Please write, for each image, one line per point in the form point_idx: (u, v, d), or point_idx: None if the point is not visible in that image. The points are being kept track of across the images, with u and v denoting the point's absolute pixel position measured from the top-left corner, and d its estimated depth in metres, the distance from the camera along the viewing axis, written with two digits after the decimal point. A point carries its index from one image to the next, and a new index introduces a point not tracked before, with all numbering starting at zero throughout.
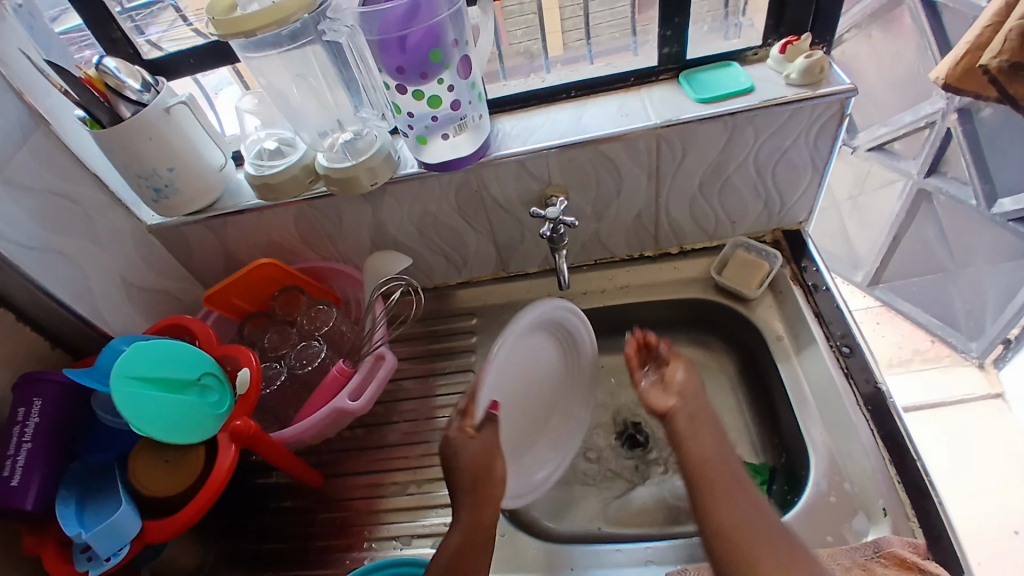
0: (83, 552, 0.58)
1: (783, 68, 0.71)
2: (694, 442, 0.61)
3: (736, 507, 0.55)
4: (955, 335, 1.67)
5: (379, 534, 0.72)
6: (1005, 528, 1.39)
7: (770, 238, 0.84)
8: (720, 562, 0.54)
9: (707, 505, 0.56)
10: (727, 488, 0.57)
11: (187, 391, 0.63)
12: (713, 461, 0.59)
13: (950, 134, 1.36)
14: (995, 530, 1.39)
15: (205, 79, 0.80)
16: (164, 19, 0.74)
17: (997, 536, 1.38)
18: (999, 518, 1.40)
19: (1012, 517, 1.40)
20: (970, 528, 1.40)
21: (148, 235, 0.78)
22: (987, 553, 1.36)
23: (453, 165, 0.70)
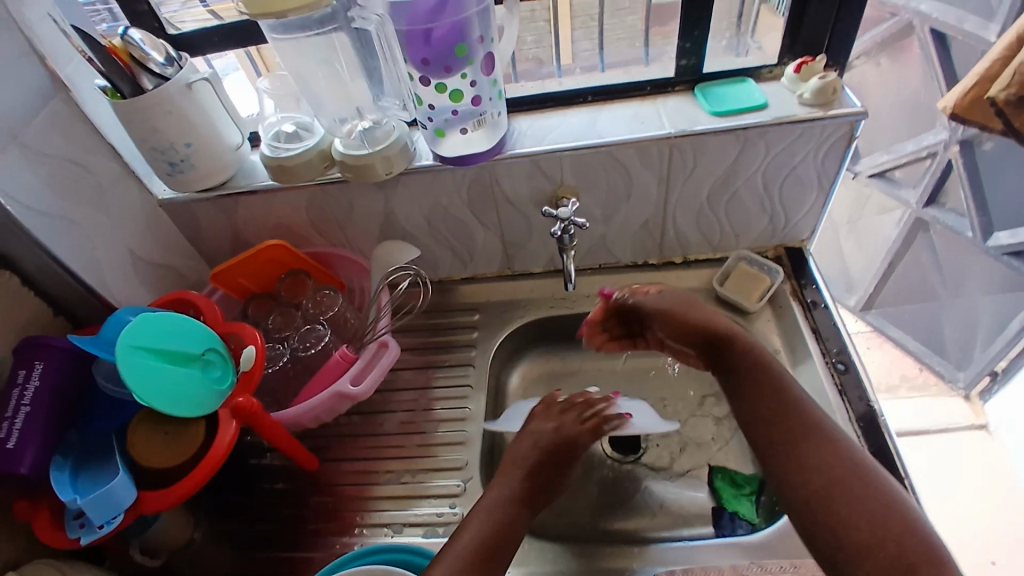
0: (76, 518, 0.58)
1: (797, 87, 0.73)
2: (766, 397, 0.61)
3: (830, 458, 0.56)
4: (943, 364, 1.70)
5: (370, 520, 0.72)
6: (982, 557, 1.41)
7: (772, 254, 0.86)
8: (836, 521, 0.53)
9: (801, 461, 0.57)
10: (808, 444, 0.57)
11: (190, 364, 0.63)
12: (790, 416, 0.59)
13: (951, 166, 1.39)
14: (972, 559, 1.41)
15: (214, 62, 0.81)
16: None
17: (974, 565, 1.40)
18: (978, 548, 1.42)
19: (991, 548, 1.42)
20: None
21: (158, 210, 0.79)
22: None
23: (468, 160, 0.71)
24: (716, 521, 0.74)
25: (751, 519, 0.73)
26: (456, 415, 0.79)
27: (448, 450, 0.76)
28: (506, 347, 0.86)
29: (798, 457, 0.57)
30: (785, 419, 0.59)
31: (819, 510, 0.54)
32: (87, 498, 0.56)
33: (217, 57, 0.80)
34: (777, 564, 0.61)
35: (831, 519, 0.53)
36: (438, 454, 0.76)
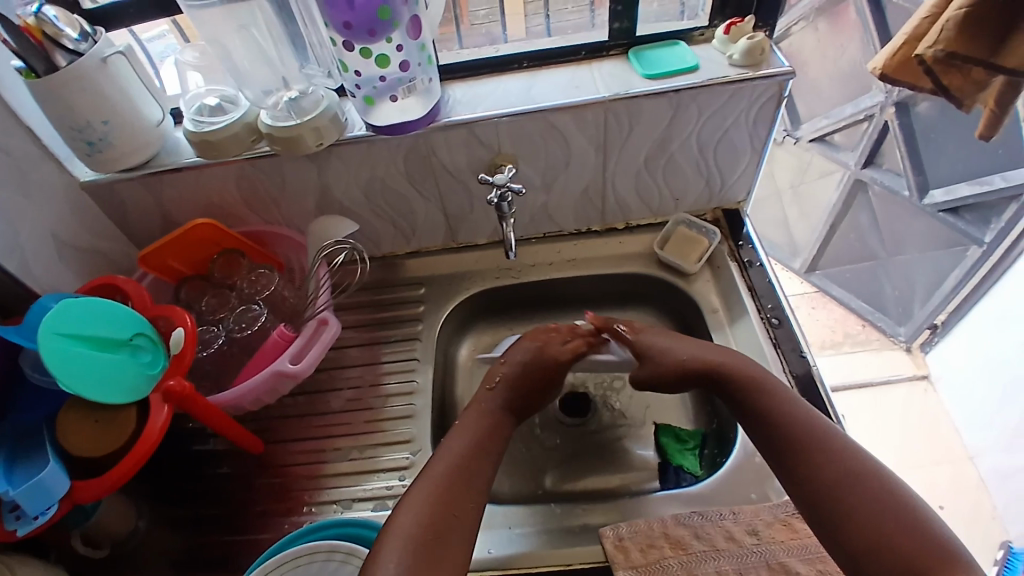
0: (11, 511, 0.56)
1: (727, 49, 0.73)
2: (771, 409, 0.63)
3: (833, 462, 0.58)
4: (885, 320, 1.78)
5: (319, 498, 0.71)
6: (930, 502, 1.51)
7: (710, 217, 0.87)
8: (840, 525, 0.55)
9: (809, 468, 0.58)
10: (815, 452, 0.59)
11: (118, 350, 0.61)
12: (797, 425, 0.61)
13: (887, 127, 1.43)
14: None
15: (150, 45, 0.77)
16: None
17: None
18: (928, 494, 1.52)
19: (937, 493, 1.52)
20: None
21: (81, 192, 0.75)
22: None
23: (401, 128, 0.69)
24: (662, 476, 0.77)
25: (695, 471, 0.76)
26: (405, 388, 0.78)
27: (397, 424, 0.76)
28: (452, 319, 0.86)
29: (800, 472, 0.59)
30: (796, 432, 0.61)
31: (833, 525, 0.55)
32: (18, 489, 0.54)
33: (156, 38, 0.77)
34: (717, 512, 0.63)
35: (839, 534, 0.55)
36: (387, 428, 0.75)
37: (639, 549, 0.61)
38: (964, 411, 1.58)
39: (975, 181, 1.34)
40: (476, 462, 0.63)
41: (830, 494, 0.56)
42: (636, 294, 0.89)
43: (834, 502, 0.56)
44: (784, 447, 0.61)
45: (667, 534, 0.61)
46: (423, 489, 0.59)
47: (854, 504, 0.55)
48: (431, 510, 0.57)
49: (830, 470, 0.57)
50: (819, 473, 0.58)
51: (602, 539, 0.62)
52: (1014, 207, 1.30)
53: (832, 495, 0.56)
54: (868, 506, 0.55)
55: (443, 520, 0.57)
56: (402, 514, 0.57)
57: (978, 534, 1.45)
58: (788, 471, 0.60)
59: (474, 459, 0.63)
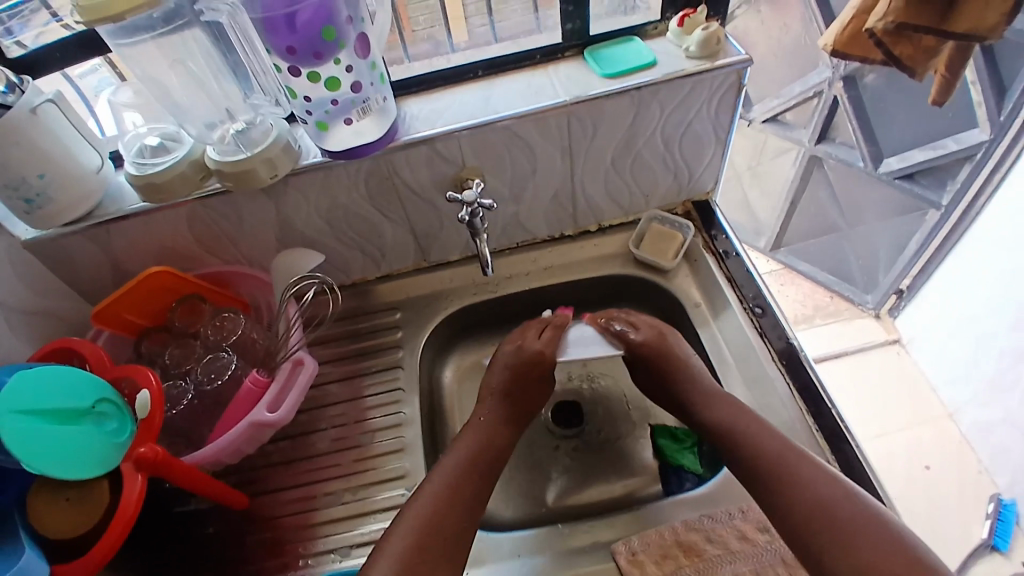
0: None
1: (682, 41, 0.73)
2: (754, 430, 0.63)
3: (807, 487, 0.57)
4: (852, 289, 1.81)
5: (316, 548, 0.68)
6: (918, 462, 1.54)
7: (681, 210, 0.87)
8: (816, 550, 0.54)
9: (784, 491, 0.58)
10: (790, 474, 0.58)
11: (81, 420, 0.56)
12: (772, 451, 0.60)
13: (837, 102, 1.45)
14: (908, 464, 1.54)
15: (82, 80, 0.72)
16: (37, 21, 0.64)
17: (912, 470, 1.53)
18: (913, 455, 1.56)
19: (924, 453, 1.56)
20: (887, 466, 1.54)
21: (24, 252, 0.69)
22: (905, 487, 1.50)
23: (358, 152, 0.67)
24: (664, 479, 0.76)
25: (696, 470, 0.74)
26: (393, 420, 0.75)
27: (387, 459, 0.72)
28: (432, 341, 0.84)
29: (776, 494, 0.58)
30: (769, 456, 0.60)
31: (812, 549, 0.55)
32: None
33: (86, 73, 0.71)
34: (726, 511, 0.62)
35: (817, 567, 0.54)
36: (379, 465, 0.72)
37: (654, 561, 0.60)
38: (939, 370, 1.62)
39: (928, 147, 1.38)
40: (460, 503, 0.61)
41: (811, 522, 0.55)
42: (615, 295, 0.88)
43: (816, 528, 0.55)
44: (763, 470, 0.60)
45: (680, 541, 0.61)
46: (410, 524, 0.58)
47: (833, 530, 0.54)
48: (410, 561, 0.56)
49: (803, 494, 0.57)
50: (793, 498, 0.57)
51: (615, 555, 0.61)
52: (967, 167, 1.33)
53: (808, 519, 0.56)
54: (841, 530, 0.54)
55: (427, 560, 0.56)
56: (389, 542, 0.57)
57: (967, 488, 1.49)
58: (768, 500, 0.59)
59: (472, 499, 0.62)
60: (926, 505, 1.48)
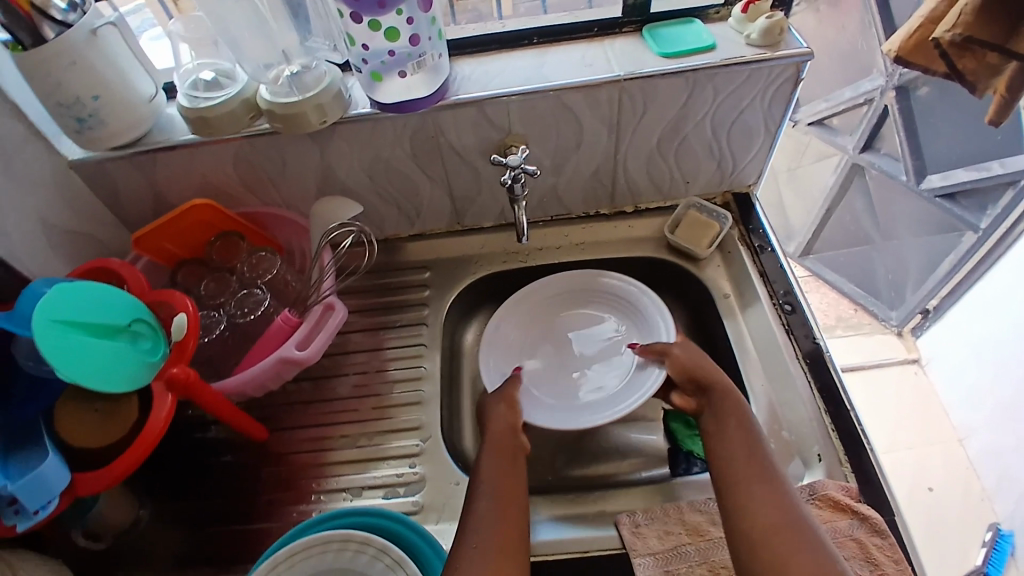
0: (9, 505, 0.51)
1: (744, 28, 0.71)
2: (729, 427, 0.63)
3: (750, 482, 0.58)
4: (877, 304, 1.78)
5: (328, 486, 0.69)
6: (922, 484, 1.54)
7: (720, 200, 0.86)
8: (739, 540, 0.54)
9: (729, 489, 0.58)
10: (746, 469, 0.59)
11: (116, 337, 0.57)
12: (735, 447, 0.61)
13: (887, 111, 1.42)
14: (912, 485, 1.54)
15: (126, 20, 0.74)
16: None
17: (913, 491, 1.53)
18: (917, 476, 1.55)
19: (929, 475, 1.55)
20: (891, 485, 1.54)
21: (69, 171, 0.70)
22: (904, 506, 1.50)
23: (407, 108, 0.67)
24: (673, 462, 0.75)
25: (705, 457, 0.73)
26: (412, 374, 0.76)
27: (404, 411, 0.73)
28: (458, 304, 0.84)
29: (722, 480, 0.59)
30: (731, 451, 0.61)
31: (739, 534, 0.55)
32: (14, 483, 0.49)
33: (130, 13, 0.74)
34: None
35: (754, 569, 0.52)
36: (394, 415, 0.73)
37: (656, 536, 0.61)
38: (955, 394, 1.60)
39: (972, 167, 1.34)
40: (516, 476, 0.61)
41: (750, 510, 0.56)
42: (644, 277, 0.88)
43: (747, 516, 0.55)
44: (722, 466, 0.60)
45: (685, 522, 0.62)
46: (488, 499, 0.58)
47: (760, 523, 0.54)
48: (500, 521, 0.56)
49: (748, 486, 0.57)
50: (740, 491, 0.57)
51: (619, 527, 0.62)
52: (1011, 193, 1.29)
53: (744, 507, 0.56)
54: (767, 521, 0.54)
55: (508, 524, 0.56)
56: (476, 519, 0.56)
57: (967, 515, 1.48)
58: (732, 503, 0.57)
59: (518, 495, 0.59)
60: (924, 527, 1.47)
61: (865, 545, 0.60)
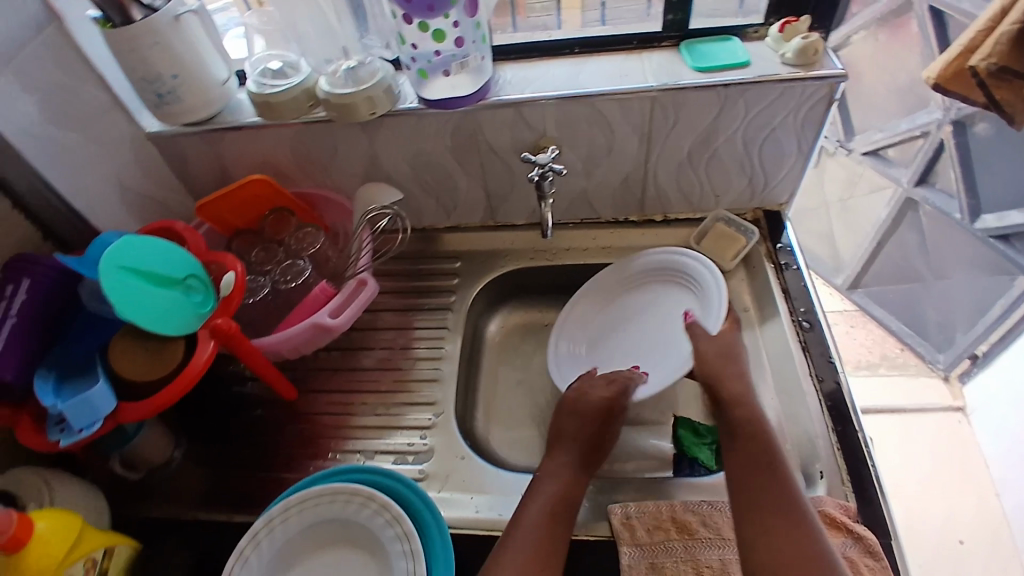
0: (56, 424, 0.58)
1: (780, 48, 0.74)
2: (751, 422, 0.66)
3: (764, 479, 0.61)
4: (924, 346, 1.72)
5: (345, 447, 0.74)
6: (951, 535, 1.46)
7: (750, 216, 0.88)
8: (749, 530, 0.58)
9: (744, 482, 0.62)
10: (763, 465, 0.62)
11: (172, 288, 0.64)
12: (755, 443, 0.64)
13: (943, 147, 1.39)
14: (941, 535, 1.46)
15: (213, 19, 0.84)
16: None
17: (943, 541, 1.46)
18: (948, 526, 1.48)
19: (959, 526, 1.47)
20: (919, 533, 1.47)
21: (146, 142, 0.79)
22: (930, 555, 1.44)
23: (451, 104, 0.72)
24: (676, 466, 0.77)
25: (709, 466, 0.75)
26: (433, 354, 0.81)
27: (423, 387, 0.78)
28: (484, 295, 0.88)
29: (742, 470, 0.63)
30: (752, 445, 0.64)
31: (749, 525, 0.59)
32: (67, 402, 0.56)
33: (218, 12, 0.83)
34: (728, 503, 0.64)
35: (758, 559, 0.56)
36: (413, 389, 0.78)
37: (645, 529, 0.62)
38: (998, 446, 1.53)
39: None
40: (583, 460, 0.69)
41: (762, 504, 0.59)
42: None
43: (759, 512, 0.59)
44: (739, 461, 0.63)
45: (675, 518, 0.63)
46: (551, 480, 0.65)
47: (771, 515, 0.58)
48: (559, 500, 0.63)
49: (761, 480, 0.61)
50: (755, 485, 0.61)
51: (609, 515, 0.64)
52: None
53: (756, 499, 0.60)
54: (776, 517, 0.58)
55: (565, 504, 0.63)
56: (536, 496, 0.63)
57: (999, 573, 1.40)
58: (751, 502, 0.60)
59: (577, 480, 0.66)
60: None
61: (857, 564, 0.60)
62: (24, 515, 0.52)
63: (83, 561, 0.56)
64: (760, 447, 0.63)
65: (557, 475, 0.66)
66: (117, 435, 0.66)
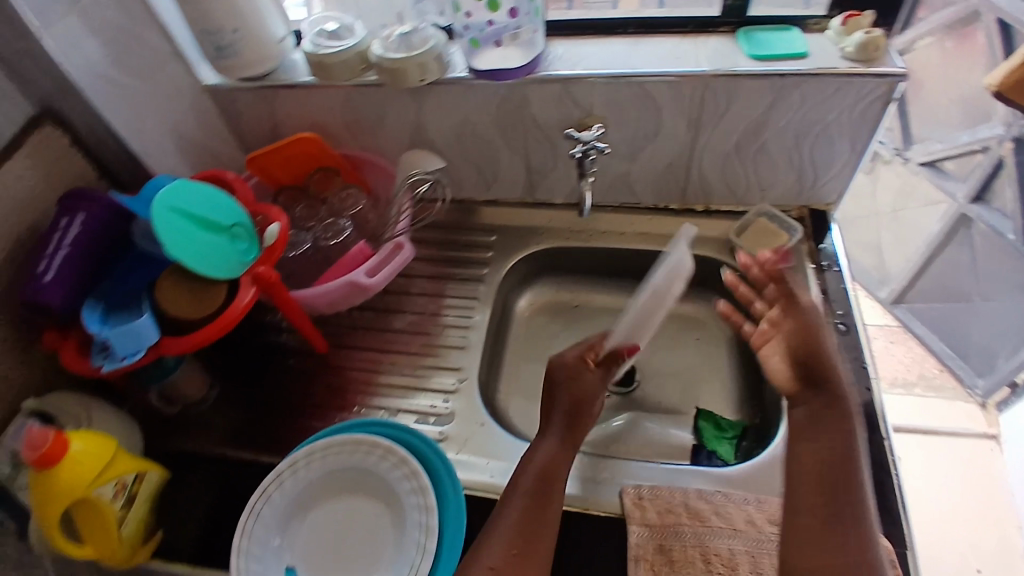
0: (100, 351, 0.61)
1: (841, 41, 0.72)
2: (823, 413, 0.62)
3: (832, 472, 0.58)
4: (963, 368, 1.66)
5: (370, 403, 0.76)
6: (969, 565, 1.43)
7: (796, 214, 0.86)
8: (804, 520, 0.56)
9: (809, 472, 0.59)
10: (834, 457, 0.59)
11: (219, 233, 0.66)
12: (826, 435, 0.61)
13: (1001, 164, 1.33)
14: (959, 563, 1.43)
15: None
16: None
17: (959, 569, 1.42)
18: (967, 555, 1.44)
19: (978, 555, 1.44)
20: (935, 558, 1.44)
21: (203, 94, 0.82)
22: None
23: (500, 75, 0.73)
24: (694, 456, 0.77)
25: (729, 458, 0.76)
26: (462, 322, 0.82)
27: (449, 353, 0.79)
28: (517, 270, 0.89)
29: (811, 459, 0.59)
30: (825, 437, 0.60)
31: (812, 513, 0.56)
32: (113, 330, 0.59)
33: None
34: (742, 496, 0.64)
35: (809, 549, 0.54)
36: (440, 355, 0.79)
37: (656, 511, 0.63)
38: None
39: None
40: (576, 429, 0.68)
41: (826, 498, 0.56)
42: (701, 277, 0.89)
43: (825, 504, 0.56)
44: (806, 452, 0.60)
45: (688, 506, 0.63)
46: (549, 444, 0.65)
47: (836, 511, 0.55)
48: (554, 465, 0.63)
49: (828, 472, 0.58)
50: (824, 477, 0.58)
51: (622, 494, 0.65)
52: None
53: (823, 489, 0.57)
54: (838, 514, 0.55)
55: (559, 467, 0.63)
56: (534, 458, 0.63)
57: None
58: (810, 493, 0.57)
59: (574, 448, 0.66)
60: None
61: None
62: (60, 433, 0.55)
63: (113, 483, 0.59)
64: (833, 439, 0.60)
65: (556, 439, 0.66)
66: (157, 368, 0.69)
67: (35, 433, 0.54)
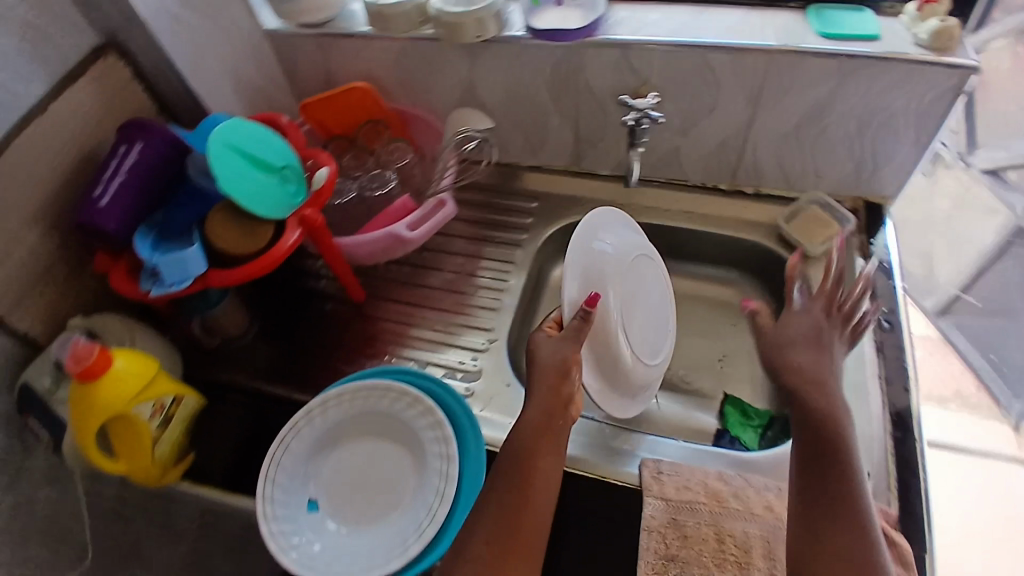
0: (150, 275, 0.63)
1: (914, 26, 0.68)
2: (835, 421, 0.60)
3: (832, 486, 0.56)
4: (1002, 388, 1.51)
5: (400, 353, 0.77)
6: None
7: (849, 205, 0.83)
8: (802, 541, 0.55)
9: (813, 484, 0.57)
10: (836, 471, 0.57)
11: (270, 172, 0.67)
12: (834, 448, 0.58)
13: None
14: None
15: None
16: None
17: None
18: None
19: None
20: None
21: (262, 37, 0.82)
22: None
23: (558, 36, 0.72)
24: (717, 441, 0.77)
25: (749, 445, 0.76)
26: (497, 284, 0.82)
27: (482, 313, 0.80)
28: (556, 239, 0.88)
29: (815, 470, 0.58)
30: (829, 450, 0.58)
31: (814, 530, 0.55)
32: (164, 258, 0.62)
33: None
34: (762, 482, 0.64)
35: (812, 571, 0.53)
36: (472, 314, 0.80)
37: (674, 487, 0.63)
38: None
39: None
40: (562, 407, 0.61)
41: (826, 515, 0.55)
42: (743, 261, 0.87)
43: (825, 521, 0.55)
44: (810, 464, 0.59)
45: (707, 486, 0.63)
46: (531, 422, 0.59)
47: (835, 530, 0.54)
48: (538, 447, 0.58)
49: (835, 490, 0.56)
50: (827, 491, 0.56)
51: (641, 467, 0.65)
52: None
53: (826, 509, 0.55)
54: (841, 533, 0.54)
55: (541, 450, 0.58)
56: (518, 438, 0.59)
57: None
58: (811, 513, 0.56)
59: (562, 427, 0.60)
60: None
61: None
62: (104, 349, 0.58)
63: (151, 402, 0.61)
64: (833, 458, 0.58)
65: (538, 420, 0.59)
66: (200, 299, 0.71)
67: (81, 347, 0.56)
